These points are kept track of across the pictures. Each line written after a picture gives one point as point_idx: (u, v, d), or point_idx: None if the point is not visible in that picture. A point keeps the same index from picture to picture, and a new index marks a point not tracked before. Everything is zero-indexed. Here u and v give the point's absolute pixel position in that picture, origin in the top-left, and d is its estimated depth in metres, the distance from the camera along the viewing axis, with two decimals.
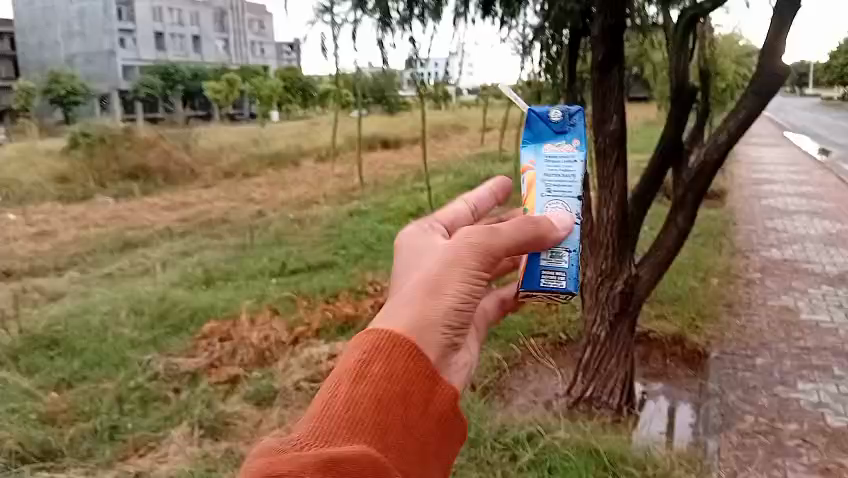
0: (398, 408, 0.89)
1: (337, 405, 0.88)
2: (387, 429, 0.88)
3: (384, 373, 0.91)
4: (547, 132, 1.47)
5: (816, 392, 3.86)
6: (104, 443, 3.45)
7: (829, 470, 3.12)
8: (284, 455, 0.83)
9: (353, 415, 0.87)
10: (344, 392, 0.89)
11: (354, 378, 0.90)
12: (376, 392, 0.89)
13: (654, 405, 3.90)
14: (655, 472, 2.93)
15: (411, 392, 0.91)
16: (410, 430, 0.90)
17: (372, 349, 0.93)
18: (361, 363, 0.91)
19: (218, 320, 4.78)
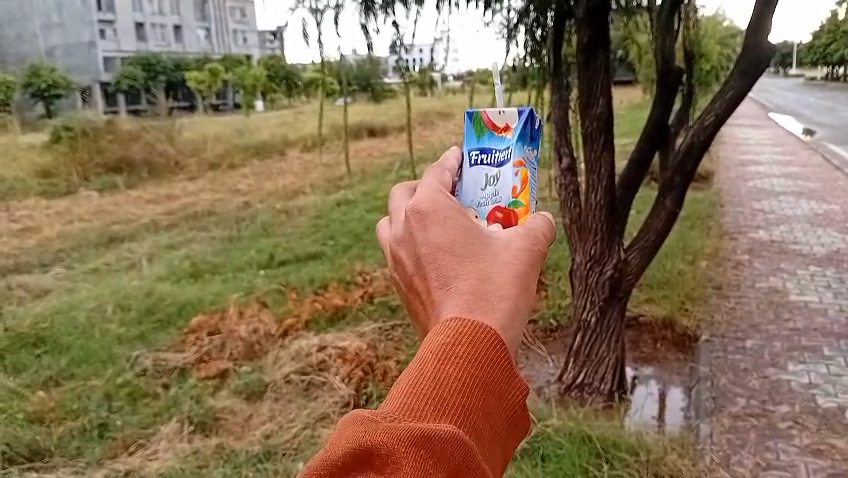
0: (487, 394, 0.82)
1: (424, 383, 0.81)
2: (477, 416, 0.81)
3: (473, 355, 0.83)
4: (531, 138, 1.35)
5: (806, 374, 3.89)
6: (93, 441, 3.42)
7: (821, 451, 3.15)
8: (372, 430, 0.76)
9: (442, 396, 0.80)
10: (430, 371, 0.82)
11: (440, 356, 0.83)
12: (467, 373, 0.82)
13: (645, 391, 3.97)
14: (649, 458, 2.95)
15: (499, 381, 0.84)
16: (497, 420, 0.83)
17: (460, 334, 0.85)
18: (446, 346, 0.84)
19: (206, 313, 4.74)
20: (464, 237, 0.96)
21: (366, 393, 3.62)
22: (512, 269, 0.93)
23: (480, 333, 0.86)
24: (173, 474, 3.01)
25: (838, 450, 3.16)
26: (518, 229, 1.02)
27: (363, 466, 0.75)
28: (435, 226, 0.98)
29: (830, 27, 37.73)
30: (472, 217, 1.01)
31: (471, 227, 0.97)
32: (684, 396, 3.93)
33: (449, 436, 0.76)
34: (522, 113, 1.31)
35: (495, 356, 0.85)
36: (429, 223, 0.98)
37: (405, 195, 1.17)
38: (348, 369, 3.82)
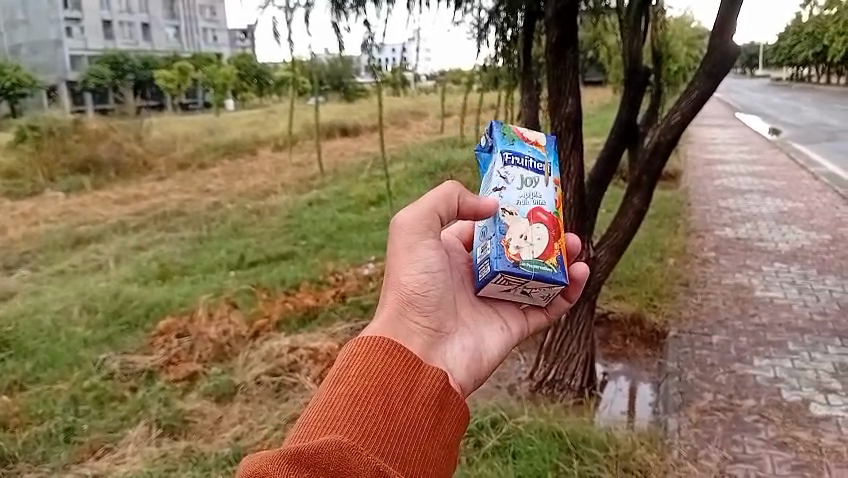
0: (376, 398, 1.05)
1: (322, 407, 1.04)
2: (365, 422, 1.02)
3: (364, 368, 1.09)
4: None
5: (771, 368, 3.97)
6: (59, 446, 3.37)
7: (785, 443, 3.22)
8: (262, 457, 0.97)
9: (331, 415, 1.02)
10: (326, 396, 1.06)
11: (333, 382, 1.08)
12: (352, 392, 1.05)
13: (615, 387, 4.01)
14: (617, 453, 2.99)
15: (387, 389, 1.07)
16: (391, 414, 1.04)
17: (348, 362, 1.10)
18: (340, 371, 1.09)
19: (175, 315, 4.68)
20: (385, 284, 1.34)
21: None
22: (407, 289, 1.32)
23: (366, 352, 1.12)
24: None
25: (802, 442, 3.23)
26: (397, 217, 1.35)
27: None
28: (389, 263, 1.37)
29: (794, 29, 38.46)
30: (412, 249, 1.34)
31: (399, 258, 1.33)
32: (653, 391, 3.98)
33: (333, 445, 0.97)
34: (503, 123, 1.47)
35: (379, 367, 1.10)
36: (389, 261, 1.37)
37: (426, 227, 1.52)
38: (318, 369, 3.83)
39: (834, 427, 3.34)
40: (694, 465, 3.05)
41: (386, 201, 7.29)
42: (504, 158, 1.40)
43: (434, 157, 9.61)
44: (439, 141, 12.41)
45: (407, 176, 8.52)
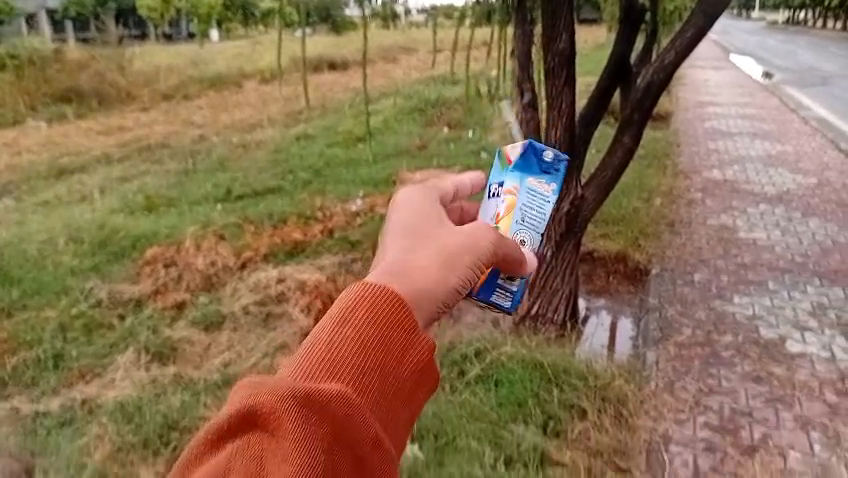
0: (384, 354, 0.92)
1: (323, 349, 0.91)
2: (366, 375, 0.90)
3: (375, 316, 0.94)
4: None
5: (751, 306, 4.06)
6: (48, 371, 3.42)
7: (761, 377, 3.32)
8: (255, 391, 0.86)
9: (330, 361, 0.90)
10: (330, 337, 0.92)
11: (339, 324, 0.93)
12: (353, 339, 0.92)
13: (595, 322, 4.09)
14: (597, 383, 3.08)
15: (396, 342, 0.93)
16: (394, 372, 0.92)
17: (359, 300, 0.95)
18: (347, 310, 0.94)
19: (162, 245, 4.68)
20: (384, 228, 1.18)
21: None
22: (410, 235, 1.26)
23: (370, 293, 0.96)
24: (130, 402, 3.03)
25: (777, 377, 3.32)
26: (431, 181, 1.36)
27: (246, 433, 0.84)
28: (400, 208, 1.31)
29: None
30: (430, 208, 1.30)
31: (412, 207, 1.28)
32: (633, 326, 4.07)
33: (335, 397, 0.86)
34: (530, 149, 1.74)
35: (391, 313, 0.95)
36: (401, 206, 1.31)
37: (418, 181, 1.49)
38: (306, 300, 3.89)
39: (808, 364, 3.43)
40: (670, 396, 3.16)
41: (374, 138, 7.22)
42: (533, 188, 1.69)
43: (424, 93, 9.48)
44: (428, 77, 12.22)
45: (396, 112, 8.42)
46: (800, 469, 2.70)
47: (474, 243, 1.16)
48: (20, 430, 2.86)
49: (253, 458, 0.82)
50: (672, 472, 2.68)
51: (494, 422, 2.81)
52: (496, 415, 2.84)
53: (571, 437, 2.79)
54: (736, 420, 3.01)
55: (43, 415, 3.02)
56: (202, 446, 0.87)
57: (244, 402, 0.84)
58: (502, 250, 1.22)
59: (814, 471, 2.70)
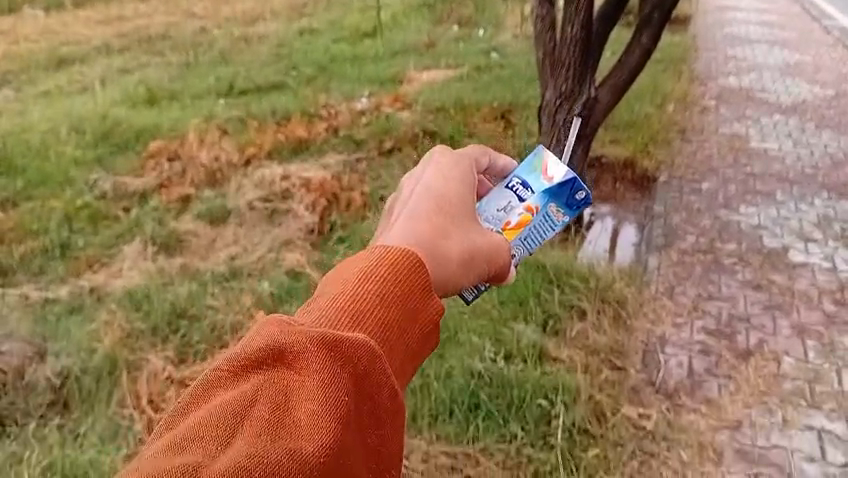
0: (404, 311, 1.03)
1: (349, 299, 1.02)
2: (386, 326, 1.01)
3: (403, 274, 1.06)
4: (561, 205, 1.68)
5: (757, 215, 4.07)
6: (56, 260, 3.47)
7: (761, 286, 3.44)
8: (285, 328, 0.95)
9: (357, 312, 1.01)
10: (357, 288, 1.03)
11: (363, 277, 1.04)
12: (377, 297, 1.02)
13: (597, 231, 4.06)
14: (597, 286, 3.22)
15: (416, 301, 1.05)
16: (408, 331, 1.03)
17: (393, 264, 1.06)
18: (374, 268, 1.05)
19: (165, 139, 4.63)
20: (426, 223, 1.20)
21: (330, 220, 3.83)
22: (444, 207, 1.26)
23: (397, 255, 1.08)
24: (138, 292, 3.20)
25: (776, 286, 3.45)
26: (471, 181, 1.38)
27: (275, 368, 0.91)
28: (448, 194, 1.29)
29: None
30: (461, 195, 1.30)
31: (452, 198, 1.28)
32: (637, 234, 4.04)
33: (362, 343, 0.95)
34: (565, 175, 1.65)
35: (413, 271, 1.07)
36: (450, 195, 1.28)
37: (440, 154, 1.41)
38: (312, 198, 3.91)
39: (809, 274, 3.54)
40: (668, 301, 3.32)
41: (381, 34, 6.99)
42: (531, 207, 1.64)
43: None
44: None
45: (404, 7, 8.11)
46: (792, 375, 2.92)
47: (480, 240, 1.27)
48: (32, 317, 3.05)
49: (283, 387, 0.89)
50: (667, 369, 2.94)
51: (495, 319, 3.02)
52: (496, 313, 3.03)
53: (570, 335, 3.00)
54: (732, 325, 3.20)
55: (52, 303, 3.16)
56: (229, 375, 0.93)
57: (279, 335, 0.93)
58: (501, 252, 1.33)
59: (805, 376, 2.92)
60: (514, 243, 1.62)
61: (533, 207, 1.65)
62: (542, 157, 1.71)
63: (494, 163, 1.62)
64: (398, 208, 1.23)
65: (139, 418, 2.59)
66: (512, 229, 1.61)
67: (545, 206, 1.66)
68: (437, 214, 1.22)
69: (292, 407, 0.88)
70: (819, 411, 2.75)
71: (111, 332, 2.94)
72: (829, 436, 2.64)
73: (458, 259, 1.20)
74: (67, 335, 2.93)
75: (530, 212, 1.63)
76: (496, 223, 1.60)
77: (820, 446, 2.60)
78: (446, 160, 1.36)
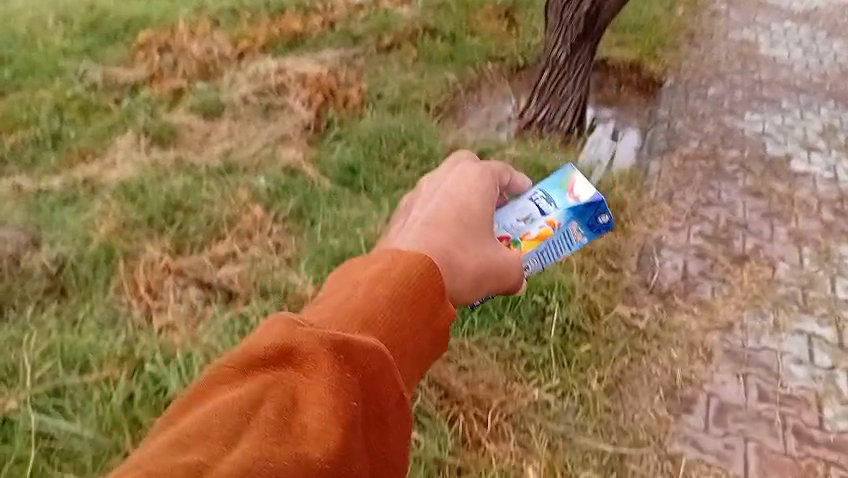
0: (416, 313, 1.06)
1: (361, 301, 1.03)
2: (397, 330, 1.03)
3: (418, 278, 1.09)
4: (582, 225, 1.90)
5: (761, 123, 4.02)
6: (48, 151, 3.42)
7: (761, 194, 3.44)
8: (294, 330, 0.94)
9: (365, 316, 1.01)
10: (369, 289, 1.05)
11: (378, 278, 1.07)
12: (390, 300, 1.04)
13: (595, 136, 3.99)
14: (597, 188, 3.28)
15: (429, 305, 1.08)
16: (417, 334, 1.06)
17: (411, 265, 1.10)
18: (387, 270, 1.08)
19: (155, 30, 4.48)
20: (447, 240, 1.28)
21: (326, 118, 3.77)
22: (457, 217, 1.36)
23: (411, 259, 1.11)
24: (133, 182, 3.18)
25: (776, 194, 3.45)
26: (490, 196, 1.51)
27: (280, 367, 0.90)
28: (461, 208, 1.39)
29: None
30: (478, 210, 1.42)
31: (466, 212, 1.39)
32: (638, 137, 3.98)
33: (372, 348, 0.95)
34: (593, 199, 1.89)
35: (428, 274, 1.10)
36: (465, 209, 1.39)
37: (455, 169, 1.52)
38: (308, 93, 3.82)
39: (810, 183, 3.55)
40: (668, 206, 3.33)
41: None
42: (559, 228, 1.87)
43: None
44: None
45: None
46: (786, 280, 2.97)
47: (487, 255, 1.35)
48: (26, 207, 3.02)
49: (290, 387, 0.88)
50: (661, 272, 2.97)
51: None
52: None
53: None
54: (730, 231, 3.22)
55: (46, 193, 3.11)
56: (233, 373, 0.91)
57: (289, 336, 0.92)
58: (503, 268, 1.42)
59: (799, 282, 2.97)
60: (531, 251, 1.84)
61: (554, 223, 1.87)
62: (570, 180, 1.98)
63: (524, 180, 1.86)
64: (413, 219, 1.33)
65: (136, 304, 2.63)
66: (531, 238, 1.84)
67: (568, 224, 1.88)
68: (450, 230, 1.31)
69: (299, 408, 0.86)
70: (811, 316, 2.81)
71: (106, 223, 2.92)
72: (817, 341, 2.72)
73: (465, 272, 1.27)
74: (61, 224, 2.91)
75: (552, 226, 1.86)
76: (516, 230, 1.84)
77: (809, 349, 2.68)
78: (461, 180, 1.47)
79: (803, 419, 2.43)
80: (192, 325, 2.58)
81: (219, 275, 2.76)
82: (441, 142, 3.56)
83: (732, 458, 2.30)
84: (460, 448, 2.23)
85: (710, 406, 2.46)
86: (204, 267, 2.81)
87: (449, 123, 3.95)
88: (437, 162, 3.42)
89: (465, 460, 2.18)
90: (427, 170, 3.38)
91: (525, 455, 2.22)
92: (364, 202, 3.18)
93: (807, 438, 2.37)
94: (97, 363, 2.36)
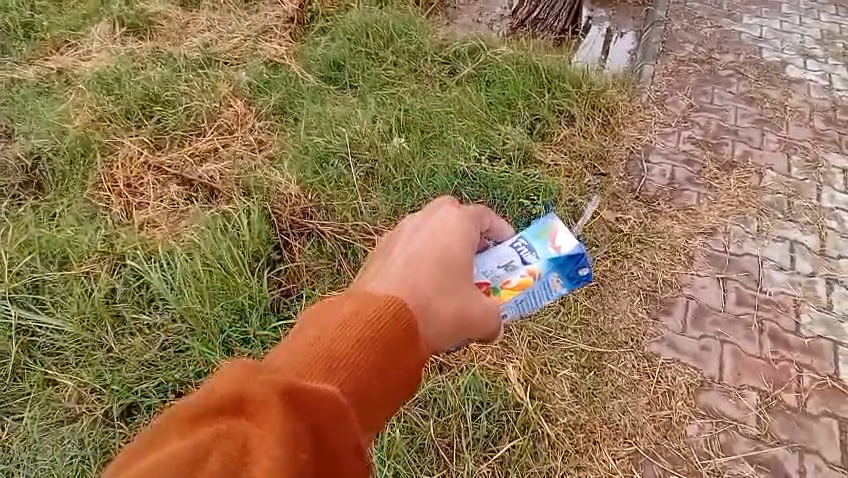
0: (386, 362, 0.89)
1: (325, 343, 0.85)
2: (363, 385, 0.85)
3: (390, 322, 0.91)
4: (564, 277, 1.45)
5: (759, 28, 3.92)
6: (20, 41, 3.29)
7: (753, 100, 3.40)
8: (251, 373, 0.77)
9: (328, 358, 0.84)
10: (335, 333, 0.86)
11: (347, 321, 0.88)
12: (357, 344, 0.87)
13: (591, 39, 3.92)
14: (589, 91, 3.22)
15: (400, 352, 0.91)
16: (386, 380, 0.89)
17: (384, 313, 0.92)
18: (357, 314, 0.90)
19: None
20: (425, 287, 1.06)
21: (310, 11, 3.64)
22: (440, 253, 1.15)
23: (381, 301, 0.94)
24: (108, 73, 3.08)
25: (769, 101, 3.41)
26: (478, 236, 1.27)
27: (227, 416, 0.73)
28: (445, 242, 1.17)
29: None
30: (464, 247, 1.19)
31: (452, 250, 1.17)
32: (634, 40, 3.90)
33: (329, 399, 0.79)
34: (578, 250, 1.44)
35: (403, 318, 0.93)
36: (450, 243, 1.18)
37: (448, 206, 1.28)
38: None
39: (803, 90, 3.50)
40: (659, 110, 3.29)
41: None
42: (535, 282, 1.44)
43: None
44: None
45: None
46: (773, 188, 2.98)
47: (467, 297, 1.15)
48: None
49: (237, 437, 0.71)
50: (648, 177, 2.96)
51: (481, 121, 3.02)
52: (484, 115, 3.04)
53: (555, 140, 3.03)
54: (720, 137, 3.19)
55: (19, 83, 3.03)
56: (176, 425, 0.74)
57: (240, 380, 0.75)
58: (484, 315, 1.20)
59: (786, 190, 2.98)
60: (506, 307, 1.43)
61: (530, 276, 1.43)
62: (552, 224, 1.50)
63: (498, 225, 1.41)
64: (392, 258, 1.10)
65: (115, 200, 2.59)
66: (507, 290, 1.43)
67: (548, 276, 1.44)
68: (430, 272, 1.10)
69: (245, 463, 0.70)
70: (796, 224, 2.84)
71: (81, 115, 2.87)
72: (800, 248, 2.75)
73: (440, 319, 1.07)
74: (36, 115, 2.85)
75: (529, 278, 1.43)
76: (488, 280, 1.43)
77: (790, 256, 2.72)
78: (453, 212, 1.24)
79: (779, 323, 2.49)
80: (175, 219, 2.56)
81: (201, 172, 2.71)
82: (430, 39, 3.43)
83: (708, 360, 2.37)
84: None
85: (690, 307, 2.51)
86: (186, 163, 2.78)
87: (438, 17, 3.83)
88: (426, 61, 3.33)
89: (446, 356, 2.26)
90: (416, 68, 3.29)
91: (505, 354, 2.29)
92: (350, 100, 3.10)
93: (783, 342, 2.43)
94: (77, 258, 2.35)
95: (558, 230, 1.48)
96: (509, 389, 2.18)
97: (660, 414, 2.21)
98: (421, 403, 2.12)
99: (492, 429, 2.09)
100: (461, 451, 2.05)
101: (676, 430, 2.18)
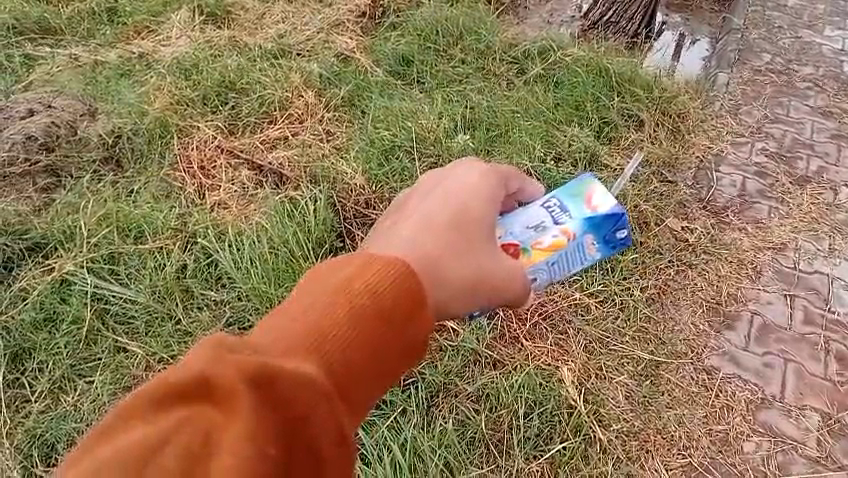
0: (373, 334, 0.93)
1: (313, 318, 0.89)
2: (346, 358, 0.89)
3: (378, 295, 0.94)
4: (599, 240, 1.46)
5: (841, 41, 3.78)
6: (104, 25, 3.42)
7: (830, 115, 3.29)
8: (228, 350, 0.78)
9: (313, 332, 0.87)
10: (321, 308, 0.90)
11: (336, 295, 0.92)
12: (341, 319, 0.90)
13: (663, 43, 3.91)
14: (661, 97, 3.17)
15: (390, 324, 0.95)
16: (373, 353, 0.92)
17: (374, 286, 0.95)
18: (347, 287, 0.93)
19: None
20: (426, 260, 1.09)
21: (382, 7, 3.67)
22: (446, 222, 1.16)
23: (379, 269, 0.97)
24: (187, 60, 3.17)
25: None
26: (500, 195, 1.26)
27: (195, 400, 0.73)
28: (454, 209, 1.18)
29: None
30: (476, 213, 1.20)
31: (461, 217, 1.18)
32: (708, 47, 3.86)
33: (306, 378, 0.80)
34: (615, 211, 1.45)
35: (391, 290, 0.96)
36: (460, 211, 1.19)
37: (464, 165, 1.27)
38: None
39: None
40: (732, 120, 3.20)
41: None
42: (571, 241, 1.44)
43: None
44: None
45: None
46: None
47: (477, 268, 1.17)
48: (83, 79, 3.06)
49: (202, 424, 0.71)
50: (717, 187, 2.88)
51: (547, 121, 3.00)
52: (550, 115, 3.02)
53: (622, 145, 2.99)
54: (794, 151, 3.09)
55: (102, 65, 3.15)
56: (140, 403, 0.74)
57: (208, 360, 0.75)
58: (501, 281, 1.22)
59: None
60: (538, 268, 1.43)
61: (566, 234, 1.44)
62: (589, 184, 1.51)
63: (527, 185, 1.43)
64: (399, 230, 1.13)
65: (189, 181, 2.68)
66: (539, 251, 1.42)
67: (583, 236, 1.45)
68: (433, 244, 1.12)
69: (207, 455, 0.70)
70: None
71: (161, 98, 2.97)
72: None
73: (444, 292, 1.10)
74: (118, 96, 2.96)
75: (566, 237, 1.43)
76: (520, 240, 1.42)
77: None
78: (471, 174, 1.24)
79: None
80: (244, 201, 2.63)
81: (271, 159, 2.79)
82: (500, 38, 3.42)
83: (771, 377, 2.30)
84: (503, 325, 2.34)
85: (755, 322, 2.44)
86: (256, 149, 2.86)
87: (508, 17, 3.81)
88: (495, 60, 3.32)
89: (501, 354, 2.26)
90: (484, 67, 3.29)
91: (561, 355, 2.28)
92: (416, 95, 3.12)
93: None
94: (152, 234, 2.44)
95: (594, 191, 1.48)
96: (563, 391, 2.17)
97: (716, 429, 2.16)
98: (474, 398, 2.14)
99: (543, 429, 2.09)
100: (511, 448, 2.05)
101: (732, 445, 2.13)
